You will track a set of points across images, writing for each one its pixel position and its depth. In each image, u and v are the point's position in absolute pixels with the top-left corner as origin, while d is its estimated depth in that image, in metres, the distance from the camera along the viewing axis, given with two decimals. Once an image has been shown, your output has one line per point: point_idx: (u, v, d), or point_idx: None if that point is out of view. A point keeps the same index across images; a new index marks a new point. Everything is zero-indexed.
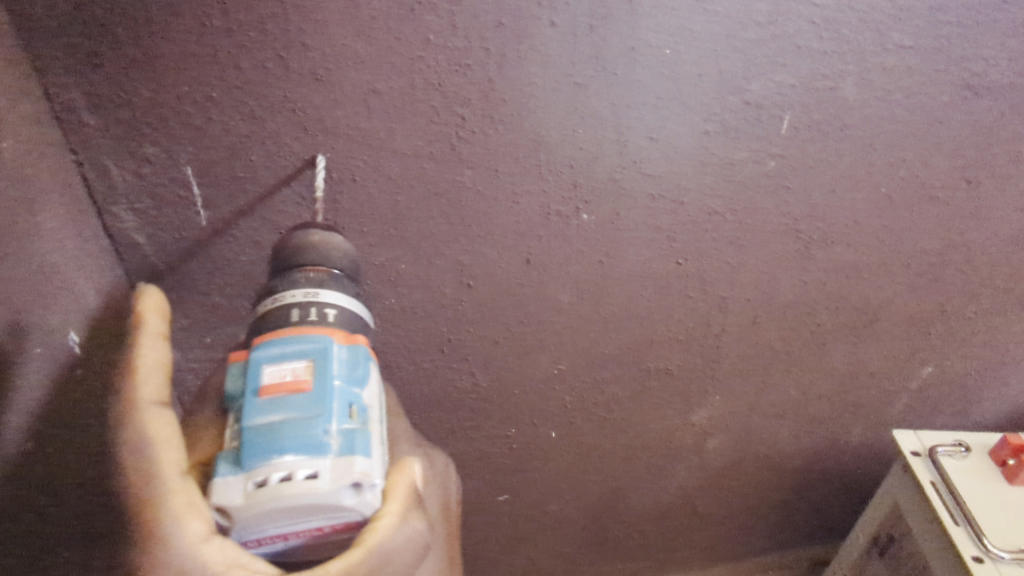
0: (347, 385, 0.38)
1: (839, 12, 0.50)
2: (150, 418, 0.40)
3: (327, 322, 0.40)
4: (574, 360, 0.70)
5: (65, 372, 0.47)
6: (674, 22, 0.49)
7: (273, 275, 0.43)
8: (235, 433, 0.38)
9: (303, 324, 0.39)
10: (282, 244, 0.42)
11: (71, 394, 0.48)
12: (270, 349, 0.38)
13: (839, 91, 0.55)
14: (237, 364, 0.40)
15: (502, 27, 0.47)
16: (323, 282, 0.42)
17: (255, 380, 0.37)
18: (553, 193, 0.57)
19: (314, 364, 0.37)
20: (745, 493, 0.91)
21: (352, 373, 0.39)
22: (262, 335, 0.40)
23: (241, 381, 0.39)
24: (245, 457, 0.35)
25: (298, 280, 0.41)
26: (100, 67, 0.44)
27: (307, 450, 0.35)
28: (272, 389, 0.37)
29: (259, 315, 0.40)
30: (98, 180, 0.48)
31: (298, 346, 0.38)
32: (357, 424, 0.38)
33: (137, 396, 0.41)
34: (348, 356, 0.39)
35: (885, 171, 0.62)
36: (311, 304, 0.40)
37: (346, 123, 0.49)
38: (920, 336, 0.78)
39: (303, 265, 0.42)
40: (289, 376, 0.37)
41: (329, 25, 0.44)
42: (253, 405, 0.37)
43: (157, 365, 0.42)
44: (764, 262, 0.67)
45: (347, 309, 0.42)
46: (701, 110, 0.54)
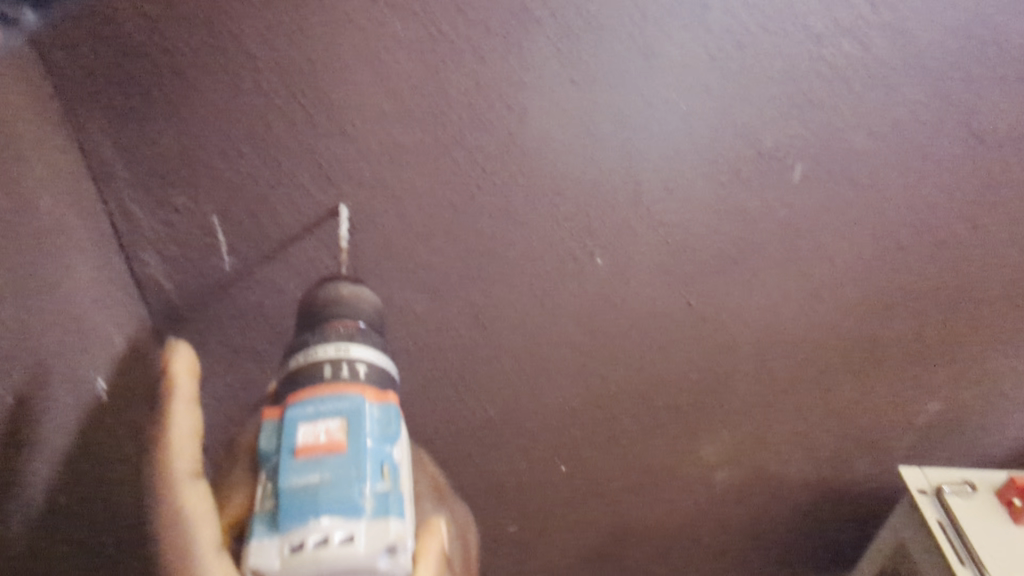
0: (381, 443, 0.39)
1: (852, 68, 0.51)
2: (187, 492, 0.41)
3: (358, 378, 0.40)
4: (585, 397, 0.71)
5: (91, 421, 0.48)
6: (690, 78, 0.50)
7: (302, 330, 0.45)
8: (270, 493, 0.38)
9: (336, 381, 0.39)
10: (311, 301, 0.46)
11: (99, 442, 0.50)
12: (304, 408, 0.38)
13: (851, 142, 0.56)
14: (270, 421, 0.40)
15: (523, 84, 0.48)
16: (353, 337, 0.43)
17: (290, 440, 0.38)
18: (569, 238, 0.57)
19: (349, 424, 0.38)
20: (752, 525, 0.91)
21: (385, 432, 0.39)
22: (296, 391, 0.40)
23: (276, 439, 0.39)
24: (283, 518, 0.36)
25: (330, 335, 0.42)
26: (133, 124, 0.45)
27: (344, 513, 0.36)
28: (307, 449, 0.37)
29: (292, 370, 0.41)
30: (127, 229, 0.50)
31: (332, 404, 0.38)
32: (391, 484, 0.38)
33: (174, 471, 0.42)
34: (380, 414, 0.39)
35: (897, 218, 0.62)
36: (342, 359, 0.41)
37: (370, 174, 0.50)
38: (930, 376, 0.76)
39: (330, 318, 0.44)
40: (324, 435, 0.37)
41: (356, 83, 0.46)
42: (289, 465, 0.37)
43: (190, 436, 0.43)
44: (776, 304, 0.67)
45: (377, 365, 0.42)
46: (716, 160, 0.55)
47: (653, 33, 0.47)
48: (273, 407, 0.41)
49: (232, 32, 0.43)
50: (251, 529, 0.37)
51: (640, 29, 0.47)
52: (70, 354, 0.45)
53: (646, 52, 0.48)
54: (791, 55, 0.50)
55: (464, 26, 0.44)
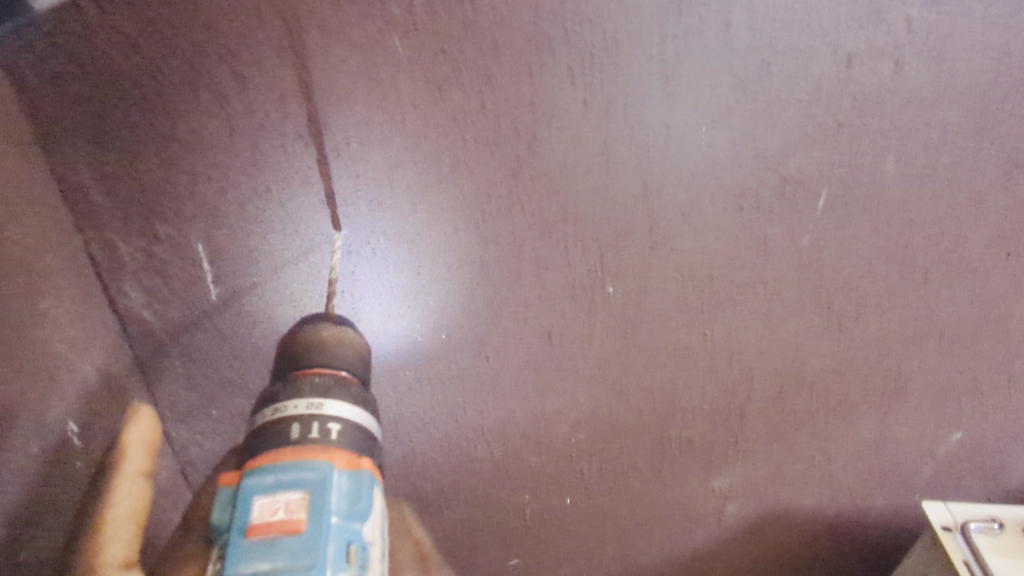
0: (345, 522, 0.36)
1: (884, 91, 0.48)
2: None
3: (329, 441, 0.37)
4: (593, 430, 0.67)
5: (65, 467, 0.44)
6: (711, 101, 0.46)
7: (280, 373, 0.41)
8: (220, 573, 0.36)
9: (301, 446, 0.37)
10: (290, 340, 0.41)
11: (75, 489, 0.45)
12: (263, 477, 0.36)
13: (879, 167, 0.52)
14: (229, 489, 0.38)
15: (533, 106, 0.44)
16: (330, 391, 0.39)
17: (245, 514, 0.35)
18: (579, 267, 0.54)
19: (310, 500, 0.35)
20: (764, 559, 0.87)
21: (352, 508, 0.36)
22: (259, 455, 0.38)
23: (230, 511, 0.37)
24: None
25: (301, 388, 0.39)
26: (110, 147, 0.42)
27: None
28: (263, 527, 0.35)
29: (258, 427, 0.38)
30: (105, 258, 0.46)
31: (294, 475, 0.36)
32: (352, 572, 0.35)
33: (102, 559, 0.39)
34: (348, 486, 0.37)
35: (924, 246, 0.58)
36: (313, 417, 0.38)
37: (367, 200, 0.47)
38: (955, 409, 0.72)
39: (309, 365, 0.40)
40: (282, 512, 0.35)
41: (353, 105, 0.42)
42: (240, 546, 0.35)
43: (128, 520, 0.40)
44: (796, 335, 0.63)
45: (353, 422, 0.39)
46: (736, 187, 0.51)
47: (673, 52, 0.44)
48: (235, 471, 0.39)
49: (217, 51, 0.39)
50: None
51: (660, 48, 0.43)
52: (37, 397, 0.41)
53: (665, 72, 0.44)
54: (819, 77, 0.46)
55: (471, 45, 0.41)
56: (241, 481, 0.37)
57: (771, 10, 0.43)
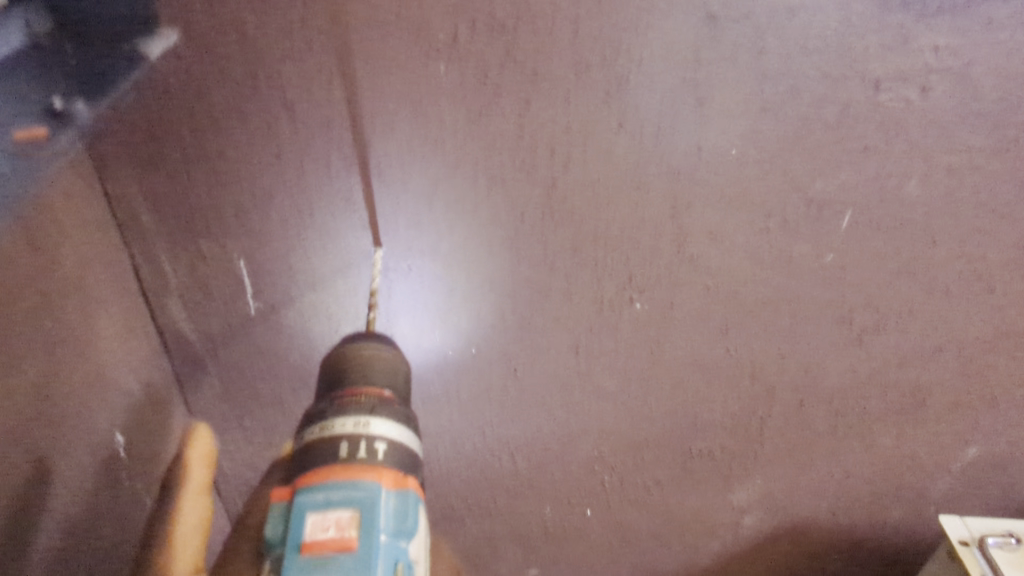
0: (392, 541, 0.37)
1: (909, 116, 0.49)
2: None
3: (376, 460, 0.38)
4: (616, 443, 0.68)
5: (106, 477, 0.45)
6: (742, 125, 0.47)
7: (324, 392, 0.42)
8: None
9: (350, 465, 0.37)
10: (332, 358, 0.43)
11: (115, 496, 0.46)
12: (314, 495, 0.37)
13: (903, 189, 0.53)
14: (280, 503, 0.39)
15: (569, 129, 0.45)
16: (375, 410, 0.40)
17: (298, 531, 0.36)
18: (608, 285, 0.55)
19: (361, 519, 0.36)
20: (780, 571, 0.87)
21: (400, 527, 0.37)
22: (308, 472, 0.38)
23: (283, 525, 0.38)
24: None
25: (348, 407, 0.40)
26: (160, 167, 0.43)
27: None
28: (316, 544, 0.36)
29: (306, 445, 0.39)
30: (150, 273, 0.48)
31: (344, 494, 0.36)
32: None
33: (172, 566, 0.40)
34: (396, 505, 0.37)
35: (946, 266, 0.59)
36: (360, 437, 0.38)
37: (405, 219, 0.48)
38: (973, 424, 0.73)
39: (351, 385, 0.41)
40: (333, 530, 0.36)
41: (396, 128, 0.43)
42: (295, 561, 0.35)
43: (195, 528, 0.42)
44: (817, 351, 0.64)
45: (399, 442, 0.39)
46: (763, 207, 0.52)
47: (705, 77, 0.45)
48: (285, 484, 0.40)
49: (268, 77, 0.40)
50: None
51: (694, 74, 0.44)
52: (88, 412, 0.42)
53: (698, 97, 0.46)
54: (847, 102, 0.48)
55: (512, 70, 0.42)
56: (293, 498, 0.37)
57: (802, 38, 0.44)
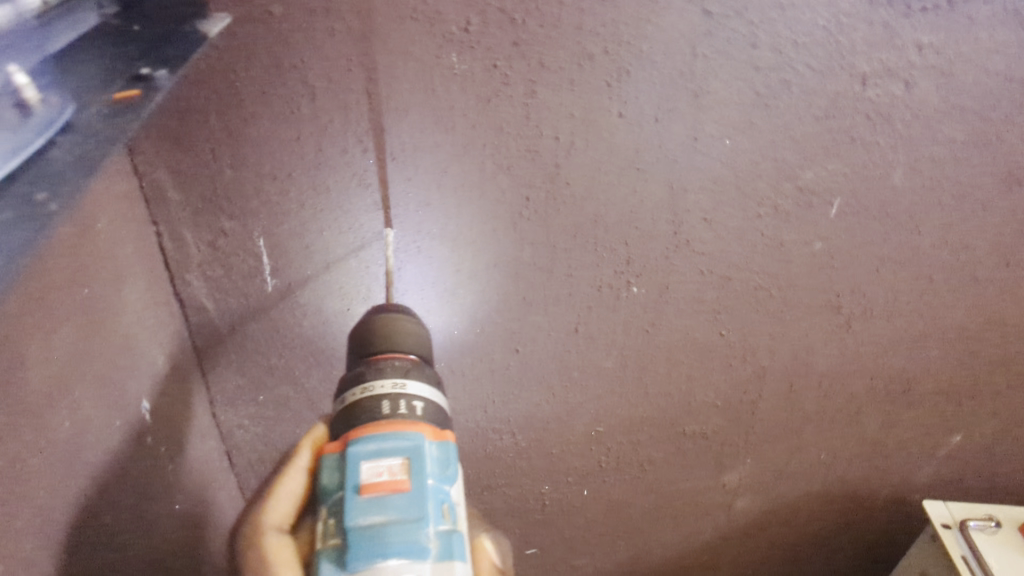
0: (439, 484, 0.40)
1: (894, 109, 0.52)
2: (270, 543, 0.41)
3: (416, 416, 0.41)
4: (612, 423, 0.71)
5: (146, 441, 0.47)
6: (736, 116, 0.50)
7: (354, 357, 0.46)
8: (332, 529, 0.38)
9: (395, 418, 0.40)
10: (361, 326, 0.46)
11: (155, 462, 0.48)
12: (366, 445, 0.39)
13: (889, 179, 0.56)
14: (331, 456, 0.41)
15: (572, 117, 0.48)
16: (408, 372, 0.44)
17: (353, 477, 0.38)
18: (607, 268, 0.58)
19: (411, 464, 0.38)
20: (770, 553, 0.90)
21: (444, 472, 0.40)
22: (355, 426, 0.41)
23: (338, 474, 0.40)
24: (351, 559, 0.36)
25: (384, 369, 0.43)
26: (186, 147, 0.46)
27: (410, 554, 0.36)
28: (371, 487, 0.38)
29: (349, 404, 0.42)
30: (173, 249, 0.50)
31: (394, 442, 0.39)
32: (451, 526, 0.39)
33: (265, 520, 0.42)
34: (438, 452, 0.40)
35: (928, 254, 0.62)
36: (399, 395, 0.42)
37: (416, 201, 0.51)
38: (955, 409, 0.76)
39: (383, 351, 0.45)
40: (386, 474, 0.38)
41: (410, 113, 0.46)
42: (354, 502, 0.37)
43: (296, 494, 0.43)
44: (806, 335, 0.67)
45: (431, 401, 0.43)
46: (754, 195, 0.55)
47: (702, 70, 0.47)
48: (333, 442, 0.42)
49: (292, 63, 0.43)
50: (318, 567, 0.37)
51: (691, 66, 0.47)
52: (128, 382, 0.44)
53: (695, 88, 0.48)
54: (835, 95, 0.50)
55: (520, 60, 0.45)
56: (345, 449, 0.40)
57: (793, 34, 0.47)
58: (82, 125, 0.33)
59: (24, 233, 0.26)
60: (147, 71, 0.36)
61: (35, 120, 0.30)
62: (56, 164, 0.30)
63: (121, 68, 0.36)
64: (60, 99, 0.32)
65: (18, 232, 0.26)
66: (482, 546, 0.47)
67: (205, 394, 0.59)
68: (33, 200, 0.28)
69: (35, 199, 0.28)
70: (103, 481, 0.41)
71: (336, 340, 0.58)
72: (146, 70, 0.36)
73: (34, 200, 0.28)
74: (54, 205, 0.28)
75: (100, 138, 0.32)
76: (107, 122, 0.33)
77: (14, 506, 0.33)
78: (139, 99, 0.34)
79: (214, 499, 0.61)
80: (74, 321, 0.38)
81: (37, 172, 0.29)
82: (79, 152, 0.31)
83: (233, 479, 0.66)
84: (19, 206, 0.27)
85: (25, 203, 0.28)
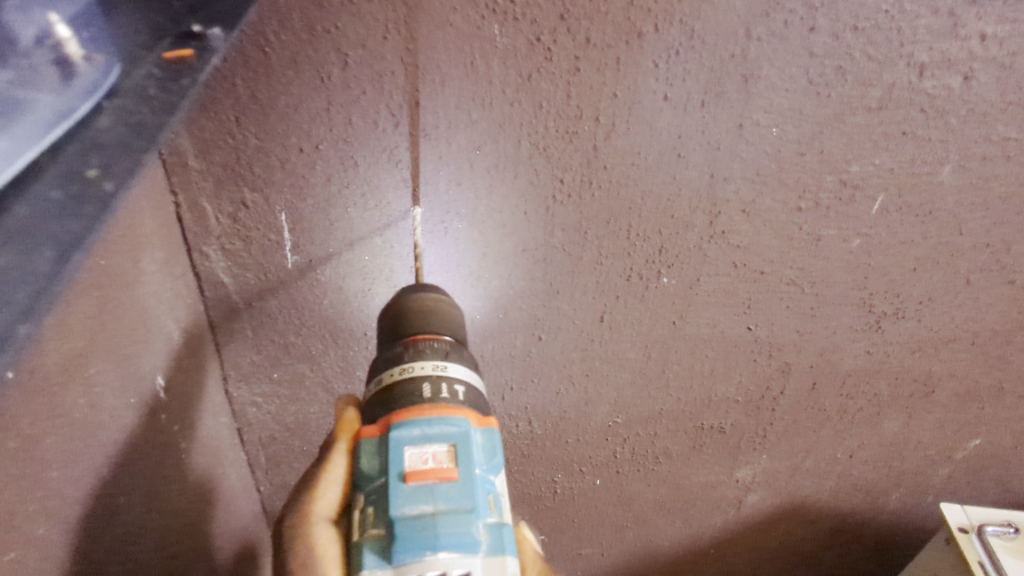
0: (486, 473, 0.39)
1: (951, 103, 0.49)
2: (318, 534, 0.41)
3: (457, 400, 0.41)
4: (631, 415, 0.69)
5: (159, 420, 0.45)
6: (786, 103, 0.48)
7: (386, 337, 0.44)
8: (374, 518, 0.38)
9: (438, 403, 0.40)
10: (395, 305, 0.44)
11: (168, 441, 0.46)
12: (411, 429, 0.38)
13: (936, 175, 0.54)
14: (370, 441, 0.40)
15: (615, 97, 0.46)
16: (448, 355, 0.43)
17: (398, 464, 0.38)
18: (638, 257, 0.56)
19: (458, 451, 0.38)
20: (778, 549, 0.89)
21: (490, 461, 0.40)
22: (395, 411, 0.40)
23: (379, 459, 0.39)
24: (399, 551, 0.36)
25: (424, 351, 0.42)
26: (209, 113, 0.43)
27: (462, 547, 0.36)
28: (417, 475, 0.37)
29: (387, 386, 0.41)
30: (192, 221, 0.48)
31: (440, 428, 0.38)
32: (498, 518, 0.39)
33: (312, 509, 0.41)
34: (484, 441, 0.40)
35: (969, 254, 0.60)
36: (441, 379, 0.41)
37: (447, 179, 0.49)
38: (977, 412, 0.74)
39: (420, 332, 0.43)
40: (433, 461, 0.38)
41: (446, 86, 0.44)
42: (401, 490, 0.37)
43: (340, 481, 0.42)
44: (834, 334, 0.65)
45: (471, 384, 0.43)
46: (797, 187, 0.53)
47: (754, 54, 0.45)
48: (371, 425, 0.41)
49: (325, 28, 0.40)
50: (361, 557, 0.37)
51: (743, 49, 0.45)
52: (144, 359, 0.42)
53: (745, 73, 0.46)
54: (891, 85, 0.48)
55: (565, 35, 0.42)
56: (387, 433, 0.39)
57: (854, 19, 0.44)
58: (128, 88, 0.31)
59: (75, 221, 0.26)
60: (200, 29, 0.35)
61: (77, 84, 0.30)
62: (105, 134, 0.29)
63: (175, 24, 0.35)
64: (109, 57, 0.32)
65: (72, 220, 0.26)
66: (524, 535, 0.48)
67: (219, 370, 0.57)
68: (83, 176, 0.27)
69: (85, 175, 0.28)
70: (119, 459, 0.40)
71: (356, 320, 0.56)
72: (200, 27, 0.35)
73: (84, 175, 0.28)
74: (107, 185, 0.27)
75: (155, 104, 0.31)
76: (162, 84, 0.32)
77: (32, 487, 0.31)
78: (194, 59, 0.33)
79: (226, 477, 0.59)
80: (97, 297, 0.36)
81: (82, 146, 0.29)
82: (131, 120, 0.30)
83: (243, 457, 0.65)
84: (68, 185, 0.27)
85: (74, 182, 0.27)
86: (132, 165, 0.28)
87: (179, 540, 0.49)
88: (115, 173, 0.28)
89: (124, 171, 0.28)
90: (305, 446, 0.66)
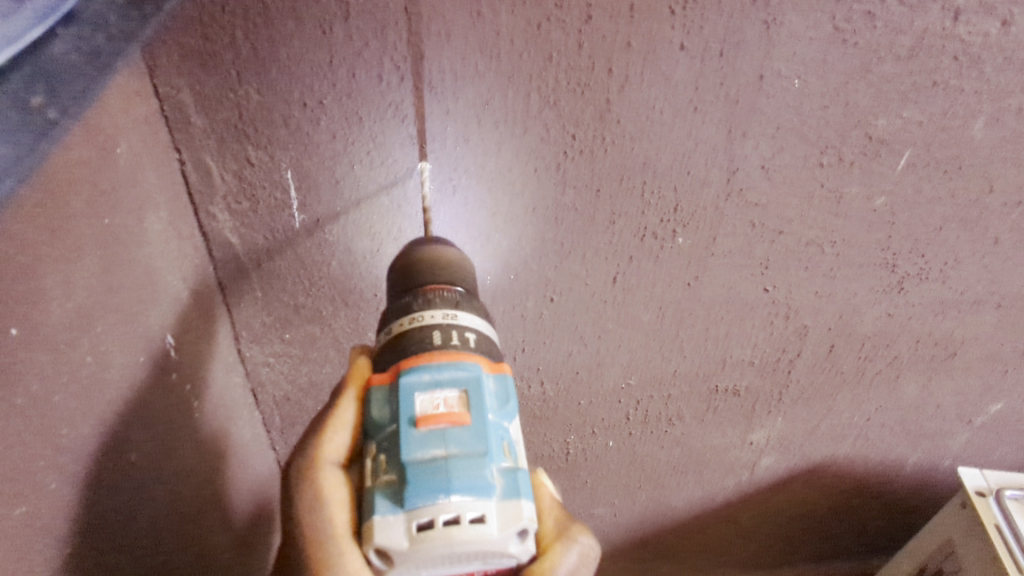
0: (498, 420, 0.39)
1: (986, 50, 0.46)
2: (325, 476, 0.41)
3: (467, 346, 0.40)
4: (643, 376, 0.68)
5: (169, 379, 0.45)
6: (810, 53, 0.45)
7: (395, 289, 0.44)
8: (385, 466, 0.37)
9: (448, 349, 0.39)
10: (404, 259, 0.44)
11: (178, 400, 0.46)
12: (421, 375, 0.38)
13: (968, 129, 0.51)
14: (381, 390, 0.40)
15: (629, 47, 0.44)
16: (458, 304, 0.43)
17: (408, 409, 0.37)
18: (652, 215, 0.54)
19: (469, 396, 0.38)
20: (791, 510, 0.89)
21: (502, 408, 0.39)
22: (403, 360, 0.40)
23: (390, 407, 0.39)
24: (411, 495, 0.35)
25: (433, 300, 0.42)
26: (209, 65, 0.42)
27: (475, 490, 0.35)
28: (428, 420, 0.37)
29: (396, 335, 0.41)
30: (197, 179, 0.47)
31: (451, 374, 0.38)
32: (513, 463, 0.38)
33: (320, 452, 0.41)
34: (496, 388, 0.40)
35: (997, 213, 0.57)
36: (451, 326, 0.41)
37: (456, 135, 0.47)
38: (999, 374, 0.72)
39: (426, 284, 0.43)
40: (444, 407, 0.37)
41: (452, 38, 0.42)
42: (411, 435, 0.36)
43: (347, 425, 0.42)
44: (854, 296, 0.63)
45: (482, 333, 0.42)
46: (820, 143, 0.51)
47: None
48: (382, 374, 0.41)
49: None
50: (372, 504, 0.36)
51: None
52: (153, 318, 0.43)
53: (767, 19, 0.43)
54: (922, 32, 0.45)
55: None
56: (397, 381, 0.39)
57: None
58: (89, 16, 0.36)
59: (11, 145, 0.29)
60: None
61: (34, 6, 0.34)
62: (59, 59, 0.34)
63: None
64: None
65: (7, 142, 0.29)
66: (541, 481, 0.46)
67: (230, 330, 0.57)
68: (28, 103, 0.31)
69: (32, 103, 0.31)
70: (128, 417, 0.40)
71: (365, 280, 0.56)
72: None
73: (30, 103, 0.31)
74: (51, 113, 0.31)
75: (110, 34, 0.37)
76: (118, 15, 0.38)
77: (41, 441, 0.32)
78: None
79: (239, 436, 0.60)
80: (100, 256, 0.36)
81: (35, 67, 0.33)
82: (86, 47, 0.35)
83: (257, 417, 0.66)
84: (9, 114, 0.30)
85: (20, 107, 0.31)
86: (78, 92, 0.33)
87: (193, 496, 0.50)
88: (60, 100, 0.32)
89: (69, 100, 0.32)
90: (318, 406, 0.66)
